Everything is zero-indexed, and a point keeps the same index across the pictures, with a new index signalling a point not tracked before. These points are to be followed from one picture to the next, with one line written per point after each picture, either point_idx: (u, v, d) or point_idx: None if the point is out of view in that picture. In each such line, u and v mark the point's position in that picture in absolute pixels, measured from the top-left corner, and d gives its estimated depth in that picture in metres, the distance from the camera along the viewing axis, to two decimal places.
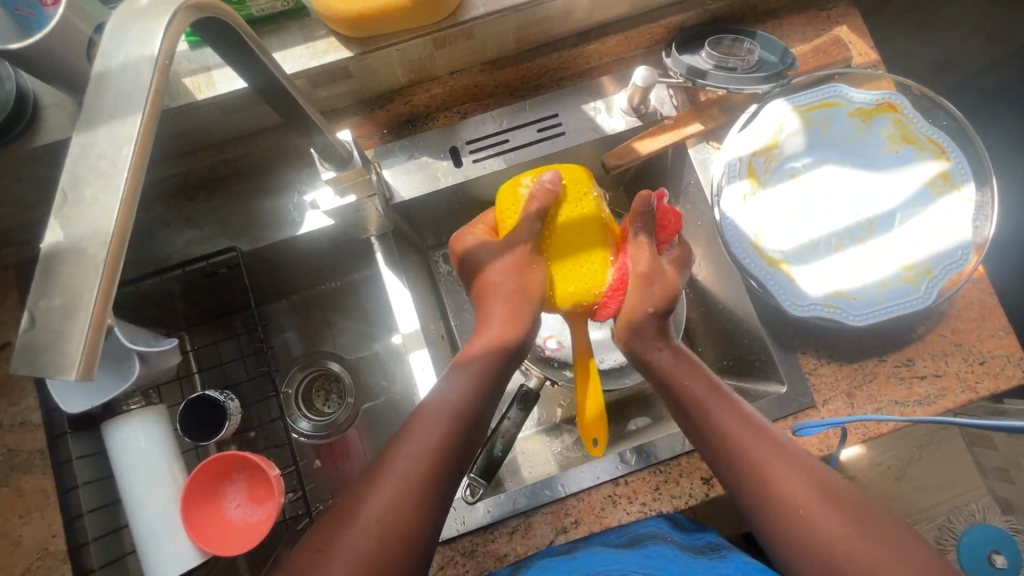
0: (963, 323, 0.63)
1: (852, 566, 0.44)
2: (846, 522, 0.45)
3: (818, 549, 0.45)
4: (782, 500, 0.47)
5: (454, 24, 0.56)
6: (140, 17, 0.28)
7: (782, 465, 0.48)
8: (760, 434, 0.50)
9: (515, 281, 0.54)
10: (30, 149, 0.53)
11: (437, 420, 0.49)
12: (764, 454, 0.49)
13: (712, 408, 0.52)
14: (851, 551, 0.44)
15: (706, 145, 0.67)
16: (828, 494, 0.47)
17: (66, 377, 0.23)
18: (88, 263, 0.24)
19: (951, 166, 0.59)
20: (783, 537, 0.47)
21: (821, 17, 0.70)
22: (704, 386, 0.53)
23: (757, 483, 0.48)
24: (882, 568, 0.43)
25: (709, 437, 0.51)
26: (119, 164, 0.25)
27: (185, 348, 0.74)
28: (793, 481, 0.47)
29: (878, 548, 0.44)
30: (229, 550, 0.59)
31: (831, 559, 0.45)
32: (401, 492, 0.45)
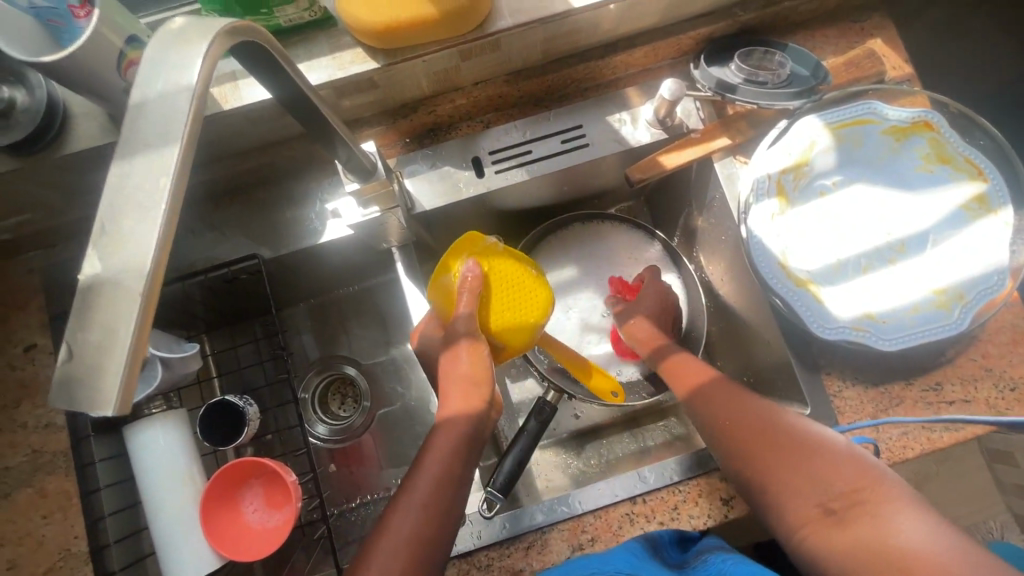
0: (995, 347, 0.61)
1: (788, 481, 0.49)
2: (788, 447, 0.51)
3: (761, 471, 0.51)
4: (726, 431, 0.55)
5: (481, 36, 0.55)
6: (176, 43, 0.28)
7: (739, 409, 0.55)
8: (726, 390, 0.58)
9: (474, 371, 0.53)
10: (59, 156, 0.54)
11: (443, 449, 0.51)
12: (725, 401, 0.57)
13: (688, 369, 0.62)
14: (786, 470, 0.50)
15: (732, 160, 0.65)
16: (777, 428, 0.52)
17: (103, 413, 0.23)
18: (125, 296, 0.24)
19: (988, 188, 0.58)
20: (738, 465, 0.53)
21: (854, 29, 0.69)
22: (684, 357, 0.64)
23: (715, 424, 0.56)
24: (811, 481, 0.49)
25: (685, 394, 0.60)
26: (156, 196, 0.25)
27: (205, 351, 0.75)
28: (746, 421, 0.54)
29: (810, 466, 0.49)
30: (245, 555, 0.59)
31: (771, 477, 0.50)
32: (422, 512, 0.49)
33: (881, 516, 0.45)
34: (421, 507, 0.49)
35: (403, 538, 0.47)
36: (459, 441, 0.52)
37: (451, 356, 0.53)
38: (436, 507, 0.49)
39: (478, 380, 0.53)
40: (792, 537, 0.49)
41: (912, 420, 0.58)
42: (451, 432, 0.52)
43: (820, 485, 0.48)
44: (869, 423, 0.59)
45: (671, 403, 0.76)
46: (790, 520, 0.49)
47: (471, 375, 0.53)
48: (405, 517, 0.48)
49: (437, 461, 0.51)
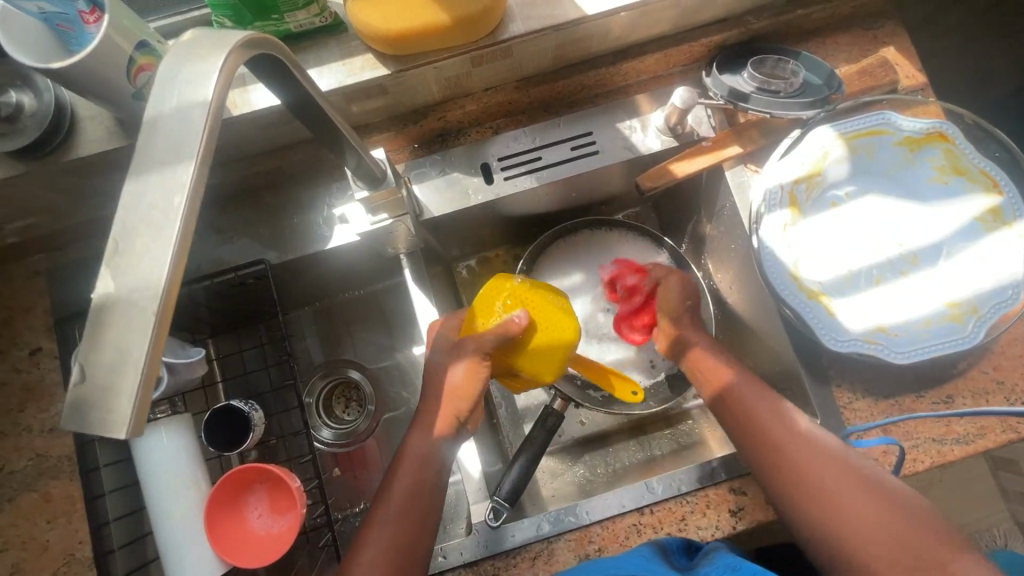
0: (1007, 360, 0.61)
1: (853, 514, 0.48)
2: (847, 479, 0.50)
3: (829, 504, 0.49)
4: (804, 478, 0.50)
5: (492, 43, 0.55)
6: (191, 56, 0.27)
7: (795, 437, 0.52)
8: (778, 414, 0.54)
9: (456, 382, 0.54)
10: (66, 160, 0.53)
11: (415, 461, 0.53)
12: (779, 426, 0.53)
13: (750, 398, 0.56)
14: (851, 504, 0.48)
15: (744, 168, 0.65)
16: (834, 461, 0.51)
17: (117, 436, 0.23)
18: (138, 317, 0.24)
19: (1003, 201, 0.57)
20: (800, 497, 0.50)
21: (867, 37, 0.68)
22: (740, 379, 0.57)
23: (773, 451, 0.52)
24: (874, 513, 0.48)
25: (734, 414, 0.55)
26: (171, 214, 0.25)
27: (209, 355, 0.74)
28: (807, 451, 0.51)
29: (872, 500, 0.48)
30: (247, 561, 0.59)
31: (838, 511, 0.48)
32: (394, 525, 0.50)
33: (940, 549, 0.45)
34: (395, 517, 0.51)
35: (380, 547, 0.49)
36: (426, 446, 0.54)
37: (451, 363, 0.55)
38: (408, 516, 0.51)
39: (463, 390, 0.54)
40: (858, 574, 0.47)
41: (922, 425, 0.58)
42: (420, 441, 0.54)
43: (885, 518, 0.47)
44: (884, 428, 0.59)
45: (678, 411, 0.76)
46: (858, 554, 0.47)
47: (457, 384, 0.54)
48: (380, 528, 0.50)
49: (408, 473, 0.53)
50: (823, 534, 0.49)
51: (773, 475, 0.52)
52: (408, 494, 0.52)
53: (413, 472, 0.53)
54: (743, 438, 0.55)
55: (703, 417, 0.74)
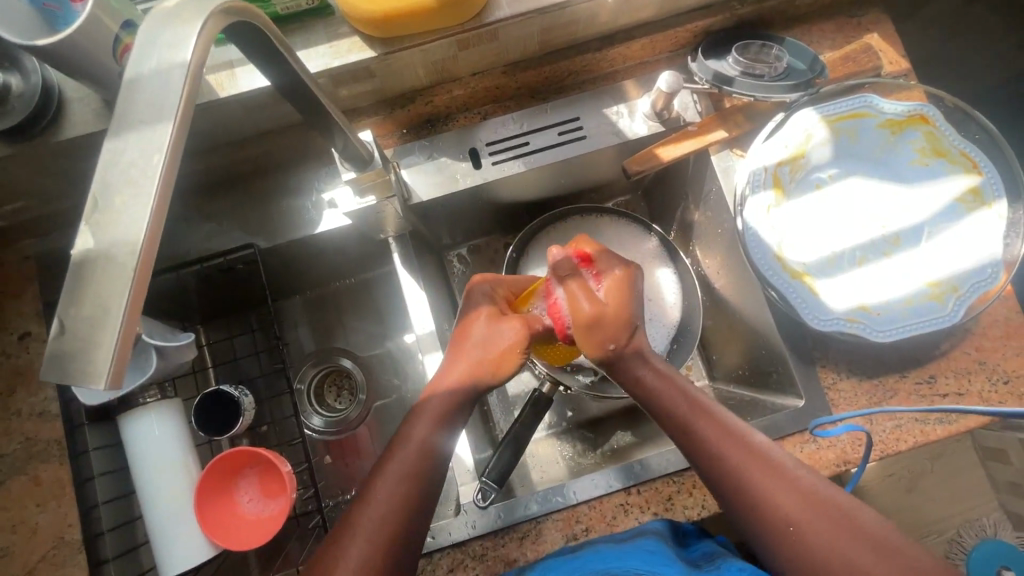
0: (988, 340, 0.62)
1: (778, 514, 0.46)
2: (774, 478, 0.47)
3: (753, 502, 0.47)
4: (766, 509, 0.46)
5: (478, 26, 0.55)
6: (171, 20, 0.28)
7: (721, 433, 0.50)
8: (702, 411, 0.51)
9: (497, 350, 0.56)
10: (54, 142, 0.54)
11: (432, 413, 0.54)
12: (732, 454, 0.49)
13: (698, 425, 0.51)
14: (777, 503, 0.46)
15: (730, 152, 0.65)
16: (762, 459, 0.48)
17: (95, 387, 0.23)
18: (118, 271, 0.24)
19: (983, 181, 0.58)
20: (726, 491, 0.49)
21: (851, 24, 0.69)
22: (686, 406, 0.52)
23: (695, 447, 0.50)
24: (799, 514, 0.45)
25: (686, 441, 0.51)
26: (149, 172, 0.25)
27: (200, 341, 0.75)
28: (732, 448, 0.49)
29: (798, 500, 0.46)
30: (231, 543, 0.59)
31: (760, 510, 0.47)
32: (400, 478, 0.50)
33: (869, 556, 0.42)
34: (406, 473, 0.50)
35: (388, 501, 0.49)
36: (444, 407, 0.54)
37: (494, 330, 0.57)
38: (418, 474, 0.50)
39: (500, 361, 0.55)
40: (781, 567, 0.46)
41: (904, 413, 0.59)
42: (438, 403, 0.54)
43: (811, 520, 0.45)
44: (861, 417, 0.59)
45: None
46: (788, 559, 0.45)
47: (497, 351, 0.56)
48: (388, 482, 0.50)
49: (423, 430, 0.53)
50: (753, 531, 0.47)
51: (737, 507, 0.48)
52: (420, 452, 0.51)
53: (428, 430, 0.53)
54: (701, 470, 0.50)
55: None
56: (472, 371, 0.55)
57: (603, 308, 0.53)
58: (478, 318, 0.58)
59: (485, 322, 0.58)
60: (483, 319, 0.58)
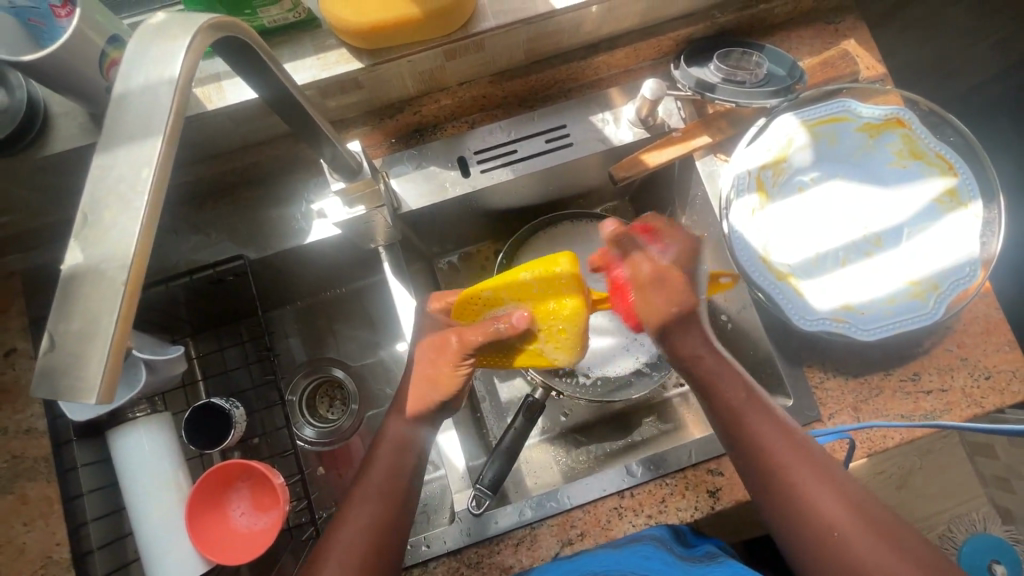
0: (969, 337, 0.63)
1: (824, 520, 0.48)
2: (820, 478, 0.49)
3: (798, 500, 0.49)
4: (813, 515, 0.48)
5: (465, 36, 0.56)
6: (159, 36, 0.28)
7: (773, 427, 0.52)
8: (758, 403, 0.53)
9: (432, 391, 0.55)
10: (40, 156, 0.54)
11: (393, 440, 0.54)
12: (788, 455, 0.51)
13: (756, 420, 0.52)
14: (823, 508, 0.48)
15: (713, 157, 0.67)
16: (810, 459, 0.51)
17: (86, 401, 0.23)
18: (107, 286, 0.24)
19: (958, 182, 0.59)
20: (774, 489, 0.50)
21: (828, 31, 0.70)
22: (745, 399, 0.53)
23: (748, 437, 0.52)
24: (841, 515, 0.48)
25: (738, 436, 0.53)
26: (139, 185, 0.25)
27: (189, 353, 0.74)
28: (784, 444, 0.51)
29: (841, 501, 0.48)
30: (214, 555, 0.58)
31: (805, 508, 0.49)
32: (370, 506, 0.51)
33: (904, 568, 0.45)
34: (373, 497, 0.51)
35: (359, 528, 0.50)
36: (399, 440, 0.54)
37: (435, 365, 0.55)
38: (386, 501, 0.51)
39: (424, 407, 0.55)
40: (812, 564, 0.48)
41: (892, 416, 0.59)
42: (394, 431, 0.55)
43: (851, 524, 0.47)
44: (849, 421, 0.60)
45: (659, 399, 0.77)
46: (826, 562, 0.47)
47: (439, 383, 0.55)
48: (360, 508, 0.51)
49: (380, 463, 0.53)
50: (793, 532, 0.49)
51: (781, 508, 0.50)
52: (385, 480, 0.52)
53: (393, 456, 0.53)
54: (750, 465, 0.52)
55: (683, 404, 0.75)
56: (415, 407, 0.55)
57: (665, 266, 0.57)
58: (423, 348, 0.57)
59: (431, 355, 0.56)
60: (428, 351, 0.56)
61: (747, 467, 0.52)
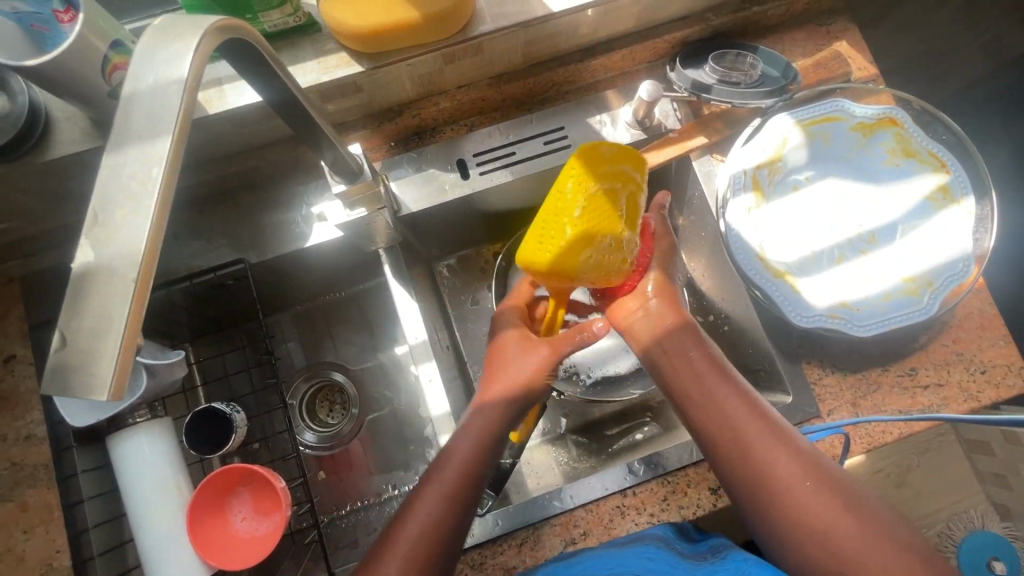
0: (965, 332, 0.64)
1: (785, 481, 0.48)
2: (776, 439, 0.50)
3: (752, 460, 0.49)
4: (775, 477, 0.48)
5: (464, 39, 0.57)
6: (166, 39, 0.28)
7: (728, 391, 0.53)
8: (714, 366, 0.54)
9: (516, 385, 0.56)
10: (41, 162, 0.54)
11: (462, 459, 0.52)
12: (747, 421, 0.51)
13: (714, 388, 0.53)
14: (784, 468, 0.48)
15: (710, 158, 0.69)
16: (765, 421, 0.51)
17: (98, 398, 0.23)
18: (118, 284, 0.25)
19: (951, 180, 0.60)
20: (735, 457, 0.50)
21: (821, 33, 0.72)
22: (705, 369, 0.54)
23: (701, 399, 0.53)
24: (801, 476, 0.48)
25: (698, 407, 0.53)
26: (149, 185, 0.26)
27: (189, 359, 0.74)
28: (744, 413, 0.51)
29: (796, 461, 0.48)
30: (213, 558, 0.58)
31: (758, 466, 0.49)
32: (426, 533, 0.48)
33: (864, 525, 0.45)
34: (432, 528, 0.48)
35: (427, 527, 0.48)
36: (479, 440, 0.53)
37: (527, 363, 0.57)
38: (457, 502, 0.50)
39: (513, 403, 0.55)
40: (765, 520, 0.48)
41: (889, 412, 0.60)
42: (463, 448, 0.52)
43: (804, 484, 0.47)
44: (847, 416, 0.61)
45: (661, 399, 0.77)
46: (787, 523, 0.47)
47: (527, 381, 0.56)
48: (414, 531, 0.48)
49: (439, 487, 0.50)
50: (755, 496, 0.49)
51: (743, 474, 0.50)
52: (445, 503, 0.49)
53: (455, 479, 0.51)
54: (711, 435, 0.52)
55: None
56: (499, 404, 0.55)
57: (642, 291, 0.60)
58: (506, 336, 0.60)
59: (522, 358, 0.57)
60: (522, 356, 0.58)
61: (709, 439, 0.52)
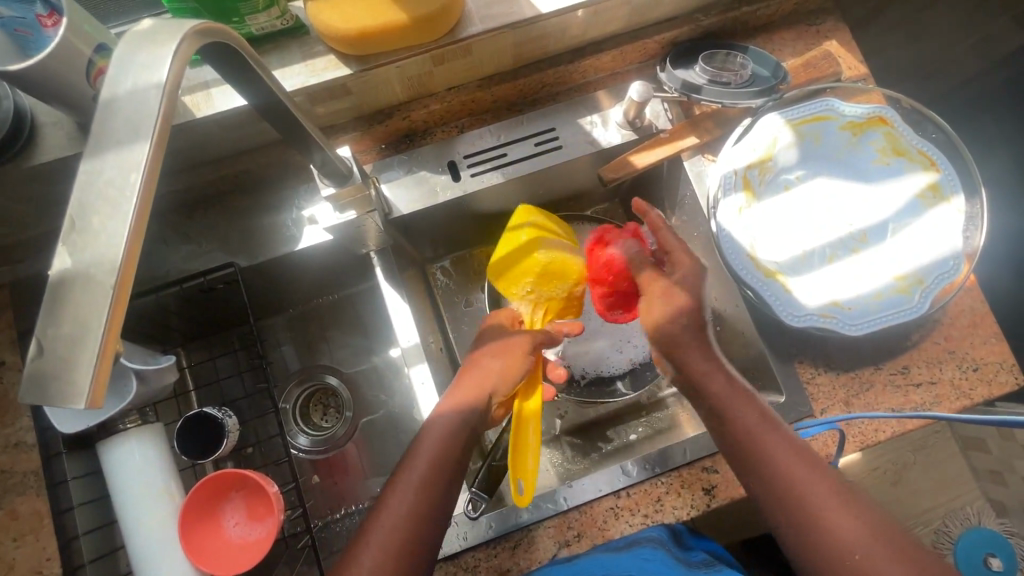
0: (957, 330, 0.64)
1: (840, 543, 0.45)
2: (833, 494, 0.47)
3: (809, 516, 0.47)
4: (832, 539, 0.45)
5: (452, 41, 0.57)
6: (146, 44, 0.28)
7: (778, 441, 0.50)
8: (761, 414, 0.52)
9: (488, 382, 0.57)
10: (28, 167, 0.53)
11: (430, 449, 0.52)
12: (805, 479, 0.48)
13: (767, 440, 0.50)
14: (841, 528, 0.45)
15: (702, 157, 0.68)
16: (822, 477, 0.48)
17: (76, 406, 0.23)
18: (95, 290, 0.24)
19: (941, 178, 0.60)
20: (789, 513, 0.48)
21: (811, 32, 0.72)
22: (757, 418, 0.52)
23: (757, 452, 0.50)
24: (859, 539, 0.45)
25: (751, 460, 0.50)
26: (126, 191, 0.25)
27: (181, 364, 0.74)
28: (800, 468, 0.49)
29: (857, 519, 0.46)
30: (206, 565, 0.57)
31: (814, 526, 0.46)
32: (394, 526, 0.47)
33: None
34: (401, 521, 0.48)
35: (398, 517, 0.48)
36: (447, 430, 0.53)
37: (495, 358, 0.58)
38: (428, 492, 0.50)
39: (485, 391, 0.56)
40: None
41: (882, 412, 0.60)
42: (430, 441, 0.52)
43: (864, 550, 0.44)
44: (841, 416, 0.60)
45: (655, 399, 0.77)
46: None
47: (503, 372, 0.57)
48: (384, 527, 0.47)
49: (406, 482, 0.50)
50: (810, 555, 0.46)
51: (797, 532, 0.47)
52: (413, 499, 0.49)
53: (421, 473, 0.50)
54: (763, 488, 0.49)
55: (679, 402, 0.76)
56: (469, 398, 0.55)
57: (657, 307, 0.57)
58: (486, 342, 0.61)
59: (493, 354, 0.59)
60: (495, 354, 0.59)
61: (762, 492, 0.50)
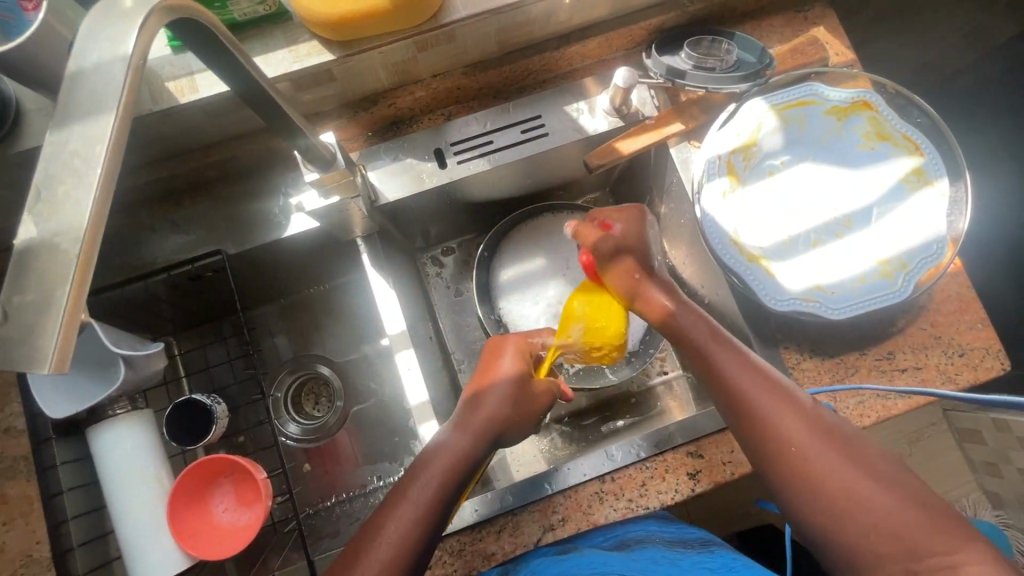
0: (942, 316, 0.64)
1: (784, 438, 0.48)
2: (784, 402, 0.49)
3: (760, 422, 0.49)
4: (777, 437, 0.48)
5: (435, 27, 0.56)
6: (113, 20, 0.28)
7: (732, 357, 0.52)
8: (717, 336, 0.54)
9: (498, 426, 0.52)
10: (13, 152, 0.54)
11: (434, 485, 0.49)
12: (755, 388, 0.50)
13: (718, 353, 0.53)
14: (782, 422, 0.48)
15: (687, 144, 0.68)
16: (769, 384, 0.50)
17: (39, 370, 0.23)
18: (61, 260, 0.25)
19: (925, 162, 0.61)
20: (739, 415, 0.50)
21: (799, 19, 0.72)
22: (707, 334, 0.54)
23: (709, 364, 0.53)
24: (801, 434, 0.48)
25: (705, 372, 0.53)
26: (92, 161, 0.26)
27: (172, 352, 0.75)
28: (750, 376, 0.51)
29: (804, 420, 0.48)
30: (188, 543, 0.58)
31: (763, 425, 0.49)
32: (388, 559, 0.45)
33: (862, 474, 0.45)
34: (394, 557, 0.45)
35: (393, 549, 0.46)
36: (451, 466, 0.50)
37: (508, 389, 0.54)
38: (428, 525, 0.47)
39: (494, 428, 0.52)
40: (767, 469, 0.49)
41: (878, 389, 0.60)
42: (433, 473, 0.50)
43: (802, 442, 0.47)
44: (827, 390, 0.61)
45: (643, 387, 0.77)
46: (783, 474, 0.48)
47: (517, 410, 0.54)
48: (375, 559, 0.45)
49: (403, 517, 0.47)
50: (757, 450, 0.49)
51: (747, 433, 0.50)
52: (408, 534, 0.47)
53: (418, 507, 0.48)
54: (717, 395, 0.52)
55: (666, 391, 0.76)
56: (475, 434, 0.52)
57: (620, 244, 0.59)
58: (507, 357, 0.57)
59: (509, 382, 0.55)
60: (512, 379, 0.55)
61: (716, 398, 0.53)
